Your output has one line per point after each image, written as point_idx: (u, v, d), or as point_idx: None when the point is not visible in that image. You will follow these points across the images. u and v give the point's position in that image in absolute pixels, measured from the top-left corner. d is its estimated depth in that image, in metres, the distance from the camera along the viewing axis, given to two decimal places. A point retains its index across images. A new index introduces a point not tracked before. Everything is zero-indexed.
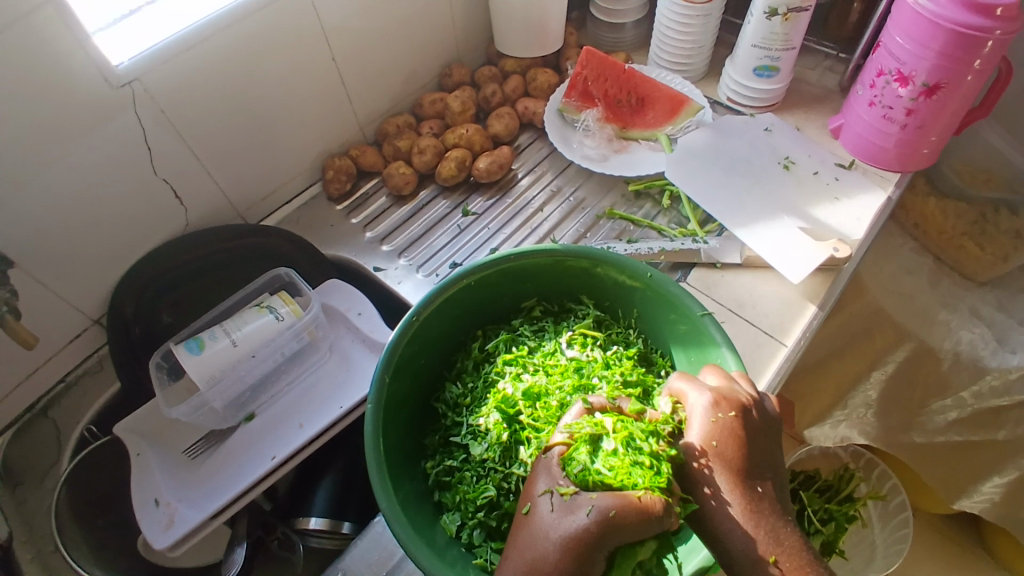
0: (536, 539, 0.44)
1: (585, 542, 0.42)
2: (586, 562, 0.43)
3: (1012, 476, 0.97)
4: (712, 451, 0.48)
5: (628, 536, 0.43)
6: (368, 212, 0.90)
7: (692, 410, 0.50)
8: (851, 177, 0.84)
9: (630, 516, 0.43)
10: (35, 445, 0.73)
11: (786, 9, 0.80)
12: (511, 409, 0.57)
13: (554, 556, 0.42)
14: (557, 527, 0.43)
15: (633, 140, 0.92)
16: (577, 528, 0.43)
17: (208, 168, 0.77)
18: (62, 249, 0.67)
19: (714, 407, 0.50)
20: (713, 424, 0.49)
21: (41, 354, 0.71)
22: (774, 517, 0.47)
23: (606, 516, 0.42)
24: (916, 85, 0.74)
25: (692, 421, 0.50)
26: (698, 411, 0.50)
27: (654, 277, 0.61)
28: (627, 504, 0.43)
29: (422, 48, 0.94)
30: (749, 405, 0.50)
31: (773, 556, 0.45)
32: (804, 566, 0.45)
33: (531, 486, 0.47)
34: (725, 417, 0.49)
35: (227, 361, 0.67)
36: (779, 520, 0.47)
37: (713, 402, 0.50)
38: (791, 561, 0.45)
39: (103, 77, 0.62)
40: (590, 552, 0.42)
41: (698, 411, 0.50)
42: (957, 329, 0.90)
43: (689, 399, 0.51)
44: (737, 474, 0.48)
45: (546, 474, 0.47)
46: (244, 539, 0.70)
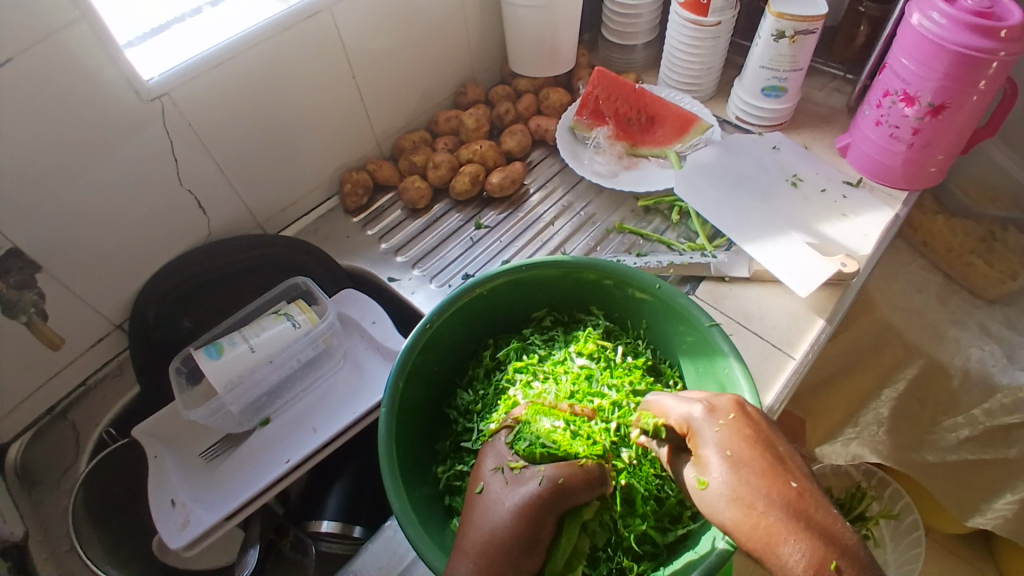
0: (491, 511, 0.45)
1: (538, 507, 0.45)
2: (537, 527, 0.44)
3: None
4: (728, 458, 0.43)
5: (577, 500, 0.46)
6: (384, 224, 0.92)
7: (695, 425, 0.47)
8: (858, 195, 0.85)
9: (576, 482, 0.46)
10: (54, 445, 0.75)
11: (792, 32, 0.83)
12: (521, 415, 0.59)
13: (509, 524, 0.44)
14: (509, 498, 0.45)
15: (643, 157, 0.95)
16: (528, 496, 0.45)
17: (231, 180, 0.79)
18: (89, 254, 0.70)
19: (711, 415, 0.46)
20: (719, 432, 0.45)
21: (64, 357, 0.73)
22: (822, 511, 0.39)
23: (555, 484, 0.46)
24: (922, 104, 0.76)
25: (697, 438, 0.46)
26: (700, 424, 0.46)
27: (662, 289, 0.62)
28: (572, 473, 0.47)
29: (438, 68, 0.98)
30: (749, 407, 0.47)
31: (834, 562, 0.37)
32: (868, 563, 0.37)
33: (480, 467, 0.50)
34: (728, 421, 0.45)
35: (245, 365, 0.69)
36: (829, 521, 0.39)
37: (710, 410, 0.47)
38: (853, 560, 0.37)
39: (135, 91, 0.65)
40: (544, 515, 0.45)
41: (700, 422, 0.46)
42: (967, 346, 0.90)
43: (687, 416, 0.48)
44: (765, 474, 0.41)
45: (494, 453, 0.51)
46: (257, 541, 0.69)
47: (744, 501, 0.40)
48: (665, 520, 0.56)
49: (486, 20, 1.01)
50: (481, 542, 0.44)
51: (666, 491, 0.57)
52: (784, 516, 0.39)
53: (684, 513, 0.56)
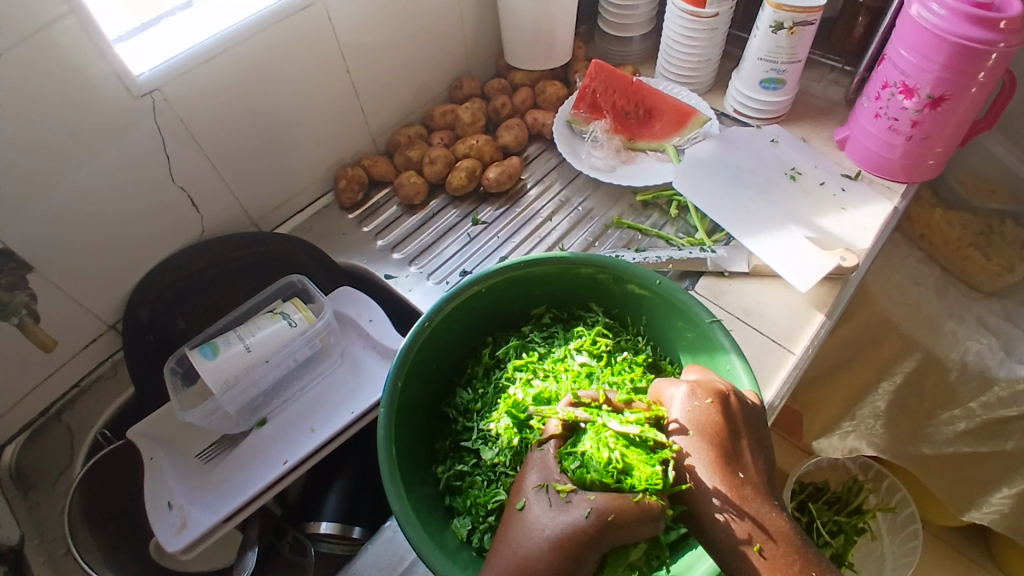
0: (528, 534, 0.45)
1: (580, 542, 0.44)
2: (578, 562, 0.44)
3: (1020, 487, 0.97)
4: (694, 436, 0.50)
5: (625, 537, 0.45)
6: (380, 220, 0.91)
7: (674, 402, 0.53)
8: (857, 187, 0.85)
9: (627, 518, 0.45)
10: (48, 448, 0.74)
11: (791, 23, 0.82)
12: (521, 414, 0.58)
13: (547, 555, 0.44)
14: (551, 526, 0.45)
15: (641, 151, 0.94)
16: (573, 527, 0.44)
17: (224, 177, 0.78)
18: (81, 253, 0.69)
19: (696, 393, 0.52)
20: (692, 411, 0.51)
21: (57, 359, 0.72)
22: (758, 500, 0.47)
23: (605, 519, 0.44)
24: (921, 96, 0.75)
25: (673, 412, 0.52)
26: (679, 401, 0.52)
27: (663, 285, 0.62)
28: (621, 506, 0.45)
29: (432, 62, 0.96)
30: (727, 393, 0.52)
31: (756, 544, 0.45)
32: (789, 548, 0.45)
33: (524, 480, 0.49)
34: (703, 404, 0.51)
35: (241, 366, 0.68)
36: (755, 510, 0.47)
37: (690, 390, 0.52)
38: (775, 544, 0.45)
39: (124, 87, 0.64)
40: (585, 551, 0.44)
41: (677, 400, 0.52)
42: (964, 339, 0.90)
43: (669, 395, 0.54)
44: (719, 458, 0.49)
45: (535, 471, 0.49)
46: (256, 543, 0.69)
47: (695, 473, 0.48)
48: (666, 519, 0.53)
49: (481, 11, 0.99)
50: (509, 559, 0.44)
51: None
52: (726, 497, 0.47)
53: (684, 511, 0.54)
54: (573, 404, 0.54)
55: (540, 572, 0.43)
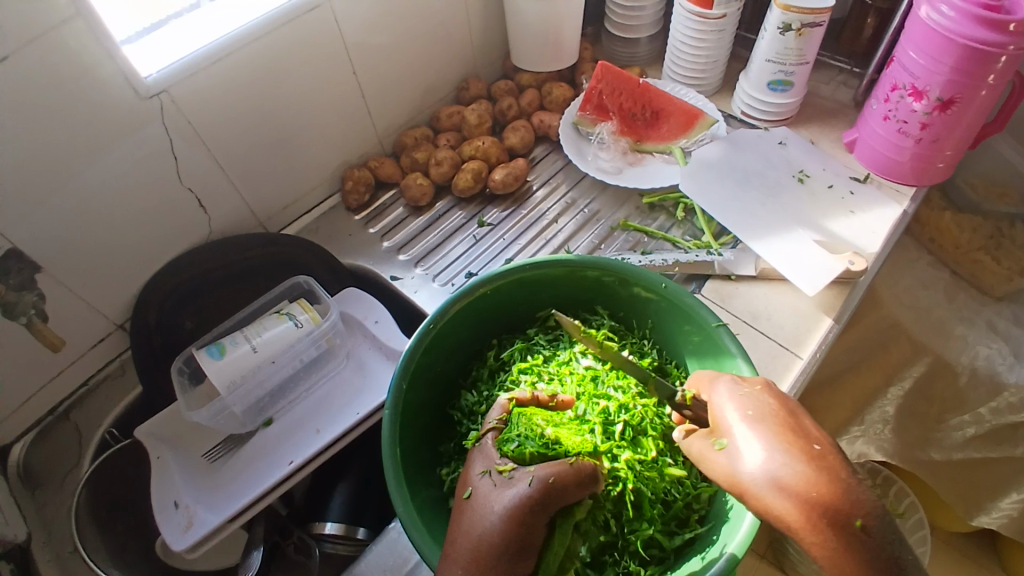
0: (482, 514, 0.46)
1: (528, 508, 0.45)
2: (526, 531, 0.44)
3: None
4: (750, 420, 0.45)
5: (568, 500, 0.46)
6: (386, 222, 0.91)
7: (722, 393, 0.49)
8: (866, 190, 0.84)
9: (568, 481, 0.46)
10: (56, 447, 0.75)
11: (799, 24, 0.82)
12: None
13: (499, 529, 0.44)
14: (501, 501, 0.46)
15: (647, 153, 0.93)
16: (520, 497, 0.45)
17: (232, 179, 0.79)
18: (89, 253, 0.69)
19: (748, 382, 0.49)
20: (744, 395, 0.47)
21: (66, 358, 0.73)
22: (846, 471, 0.42)
23: (547, 483, 0.45)
24: (930, 99, 0.75)
25: (725, 402, 0.48)
26: (729, 390, 0.49)
27: (669, 288, 0.62)
28: (560, 471, 0.46)
29: (439, 64, 0.97)
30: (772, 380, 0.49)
31: (859, 519, 0.39)
32: (889, 519, 0.40)
33: (469, 471, 0.51)
34: (753, 387, 0.48)
35: (248, 366, 0.69)
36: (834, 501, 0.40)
37: (736, 379, 0.49)
38: (875, 517, 0.40)
39: (133, 88, 0.64)
40: (533, 517, 0.45)
41: (724, 389, 0.49)
42: (974, 344, 0.89)
43: (715, 389, 0.50)
44: (787, 442, 0.43)
45: (484, 458, 0.51)
46: (261, 543, 0.70)
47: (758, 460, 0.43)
48: (672, 524, 0.56)
49: (488, 13, 0.99)
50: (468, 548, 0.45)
51: (673, 495, 0.56)
52: (802, 482, 0.40)
53: (690, 518, 0.56)
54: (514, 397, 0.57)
55: (493, 546, 0.44)
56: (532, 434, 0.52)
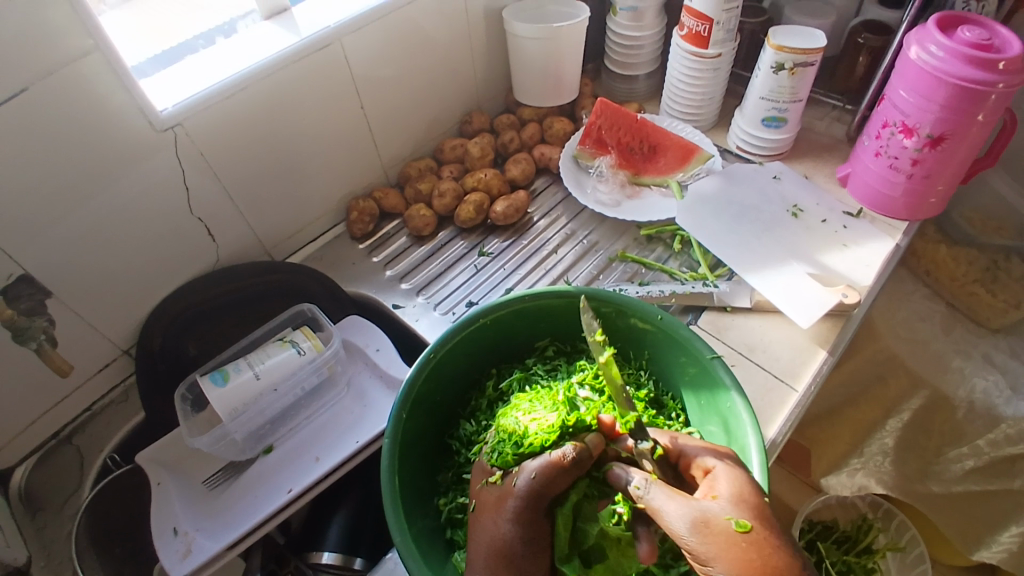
0: (488, 524, 0.50)
1: (525, 505, 0.50)
2: (531, 526, 0.50)
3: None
4: (759, 513, 0.43)
5: (557, 489, 0.51)
6: (389, 251, 0.93)
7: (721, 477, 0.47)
8: (860, 225, 0.86)
9: (552, 472, 0.51)
10: (57, 470, 0.75)
11: (792, 64, 0.84)
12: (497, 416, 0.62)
13: (506, 529, 0.49)
14: (501, 506, 0.51)
15: (645, 186, 0.96)
16: (514, 500, 0.50)
17: (240, 207, 0.81)
18: (98, 279, 0.71)
19: (739, 469, 0.49)
20: (743, 484, 0.46)
21: (71, 382, 0.74)
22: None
23: (533, 479, 0.50)
24: (921, 136, 0.77)
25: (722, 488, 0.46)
26: (727, 475, 0.48)
27: (665, 321, 0.63)
28: (550, 467, 0.51)
29: (444, 98, 1.00)
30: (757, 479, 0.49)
31: None
32: None
33: (474, 487, 0.56)
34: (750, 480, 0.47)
35: (250, 393, 0.70)
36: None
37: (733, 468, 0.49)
38: None
39: (147, 121, 0.67)
40: (532, 510, 0.50)
41: (723, 474, 0.48)
42: (971, 376, 0.90)
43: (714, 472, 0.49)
44: (789, 548, 0.42)
45: (479, 473, 0.57)
46: (258, 570, 0.70)
47: (777, 556, 0.40)
48: (667, 557, 0.56)
49: (492, 51, 1.03)
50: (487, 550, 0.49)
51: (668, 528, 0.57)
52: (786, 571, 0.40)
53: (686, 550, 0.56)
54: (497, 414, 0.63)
55: (504, 547, 0.49)
56: (508, 437, 0.57)
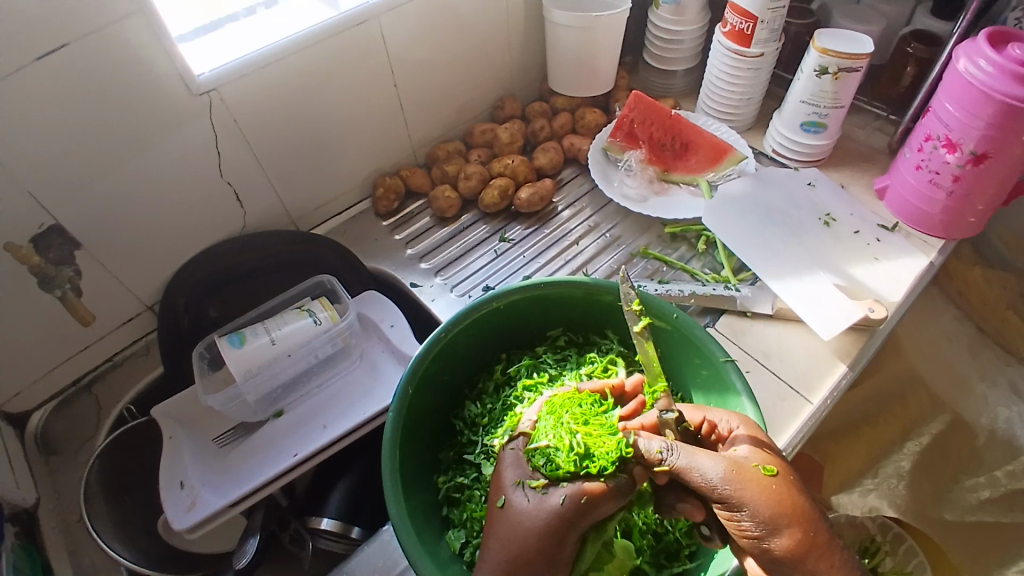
0: (519, 525, 0.49)
1: (563, 525, 0.48)
2: (560, 546, 0.48)
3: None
4: (779, 457, 0.48)
5: (599, 513, 0.49)
6: (412, 229, 0.94)
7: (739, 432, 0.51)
8: (893, 239, 0.83)
9: (598, 497, 0.49)
10: (77, 416, 0.78)
11: (836, 68, 0.82)
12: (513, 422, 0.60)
13: (537, 541, 0.48)
14: (536, 515, 0.49)
15: (674, 184, 0.94)
16: (553, 514, 0.48)
17: (268, 176, 0.82)
18: (127, 236, 0.73)
19: (756, 428, 0.52)
20: (761, 436, 0.50)
21: (95, 333, 0.77)
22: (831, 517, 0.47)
23: (579, 502, 0.48)
24: (964, 152, 0.74)
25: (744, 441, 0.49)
26: (746, 432, 0.51)
27: (680, 319, 0.62)
28: (593, 490, 0.49)
29: (476, 82, 0.99)
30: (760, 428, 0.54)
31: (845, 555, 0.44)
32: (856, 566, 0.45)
33: (501, 479, 0.53)
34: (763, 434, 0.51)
35: (265, 356, 0.71)
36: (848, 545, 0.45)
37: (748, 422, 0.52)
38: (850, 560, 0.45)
39: (184, 85, 0.68)
40: (567, 532, 0.48)
41: (740, 429, 0.51)
42: (994, 405, 0.91)
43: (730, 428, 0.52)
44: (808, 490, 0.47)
45: (511, 467, 0.53)
46: (258, 531, 0.71)
47: (801, 496, 0.45)
48: (661, 556, 0.56)
49: (530, 37, 1.02)
50: (508, 555, 0.48)
51: (665, 528, 0.57)
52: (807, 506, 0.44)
53: (681, 551, 0.56)
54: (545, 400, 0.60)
55: (530, 557, 0.47)
56: (562, 450, 0.52)
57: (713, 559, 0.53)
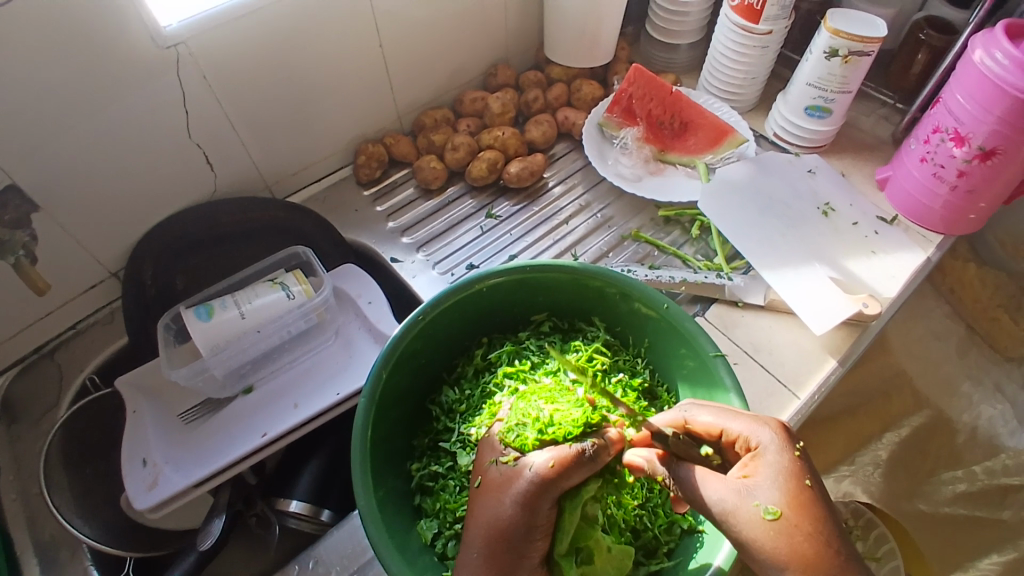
0: (492, 505, 0.47)
1: (534, 497, 0.46)
2: (536, 511, 0.47)
3: (1011, 555, 0.90)
4: (801, 497, 0.43)
5: (569, 482, 0.47)
6: (394, 201, 0.89)
7: (765, 449, 0.46)
8: (892, 232, 0.80)
9: (567, 466, 0.47)
10: (36, 384, 0.74)
11: (847, 51, 0.78)
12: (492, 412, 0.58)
13: (510, 513, 0.46)
14: (508, 490, 0.47)
15: (670, 164, 0.90)
16: (522, 486, 0.47)
17: (243, 138, 0.77)
18: (89, 198, 0.68)
19: (785, 439, 0.46)
20: (790, 461, 0.45)
21: (55, 299, 0.72)
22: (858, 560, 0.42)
23: (546, 471, 0.47)
24: (972, 147, 0.71)
25: (765, 466, 0.45)
26: (772, 450, 0.46)
27: (671, 310, 0.59)
28: (563, 457, 0.48)
29: (469, 46, 0.94)
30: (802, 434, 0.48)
31: None
32: None
33: (481, 461, 0.52)
34: (795, 452, 0.46)
35: (234, 331, 0.67)
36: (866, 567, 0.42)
37: (780, 434, 0.47)
38: None
39: (150, 37, 0.62)
40: (538, 502, 0.46)
41: (768, 444, 0.46)
42: (979, 405, 0.95)
43: (756, 440, 0.47)
44: (826, 524, 0.43)
45: (490, 448, 0.52)
46: (224, 510, 0.69)
47: (809, 542, 0.42)
48: (638, 554, 0.55)
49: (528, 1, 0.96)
50: (487, 536, 0.46)
51: (645, 526, 0.55)
52: (817, 557, 0.41)
53: (658, 550, 0.55)
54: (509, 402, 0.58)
55: (505, 533, 0.46)
56: (529, 421, 0.53)
57: (693, 558, 0.52)
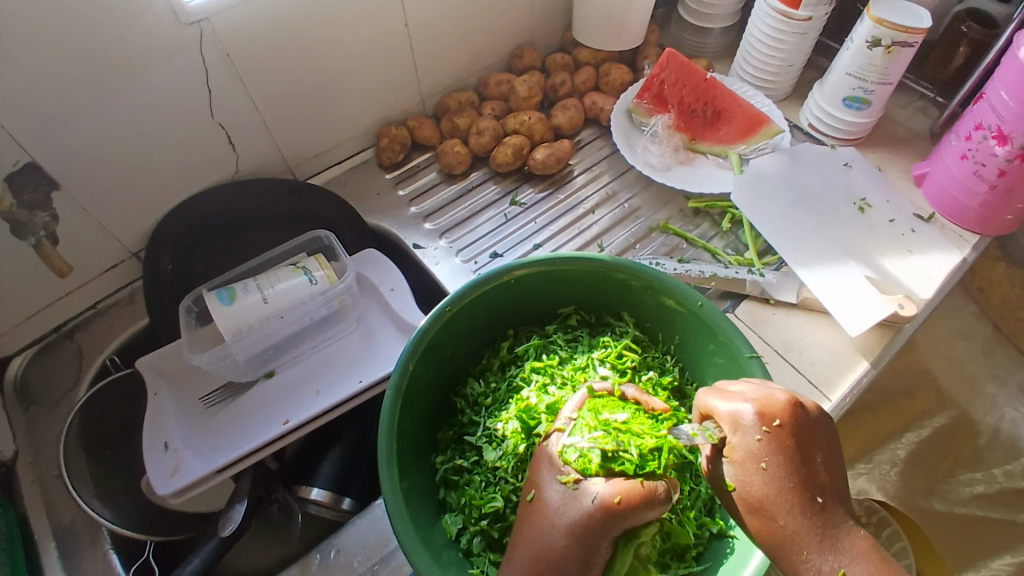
0: (540, 530, 0.45)
1: (592, 530, 0.44)
2: (592, 547, 0.44)
3: None
4: (765, 474, 0.44)
5: (633, 523, 0.44)
6: (416, 185, 0.88)
7: (734, 429, 0.46)
8: (929, 231, 0.78)
9: (635, 501, 0.45)
10: (56, 364, 0.74)
11: (890, 41, 0.74)
12: (532, 420, 0.56)
13: (561, 544, 0.44)
14: (564, 514, 0.45)
15: (700, 154, 0.88)
16: (581, 515, 0.45)
17: (265, 119, 0.75)
18: (108, 179, 0.67)
19: (750, 425, 0.45)
20: (759, 441, 0.45)
21: (74, 281, 0.71)
22: (835, 524, 0.43)
23: (610, 503, 0.44)
24: (1015, 146, 0.68)
25: (731, 447, 0.46)
26: (740, 433, 0.46)
27: (704, 307, 0.58)
28: (632, 492, 0.45)
29: (495, 26, 0.91)
30: (791, 405, 0.46)
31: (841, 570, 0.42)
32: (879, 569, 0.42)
33: (536, 475, 0.49)
34: (770, 429, 0.45)
35: (256, 316, 0.67)
36: (840, 524, 0.43)
37: (754, 413, 0.46)
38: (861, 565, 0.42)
39: (173, 14, 0.61)
40: (599, 538, 0.44)
41: (739, 425, 0.46)
42: (1002, 406, 0.94)
43: (727, 421, 0.47)
44: (797, 491, 0.44)
45: (547, 460, 0.49)
46: (245, 497, 0.68)
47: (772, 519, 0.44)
48: (667, 557, 0.54)
49: None
50: (532, 551, 0.45)
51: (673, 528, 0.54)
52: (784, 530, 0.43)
53: (687, 551, 0.54)
54: (585, 400, 0.54)
55: (554, 561, 0.44)
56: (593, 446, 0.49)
57: (726, 561, 0.51)
